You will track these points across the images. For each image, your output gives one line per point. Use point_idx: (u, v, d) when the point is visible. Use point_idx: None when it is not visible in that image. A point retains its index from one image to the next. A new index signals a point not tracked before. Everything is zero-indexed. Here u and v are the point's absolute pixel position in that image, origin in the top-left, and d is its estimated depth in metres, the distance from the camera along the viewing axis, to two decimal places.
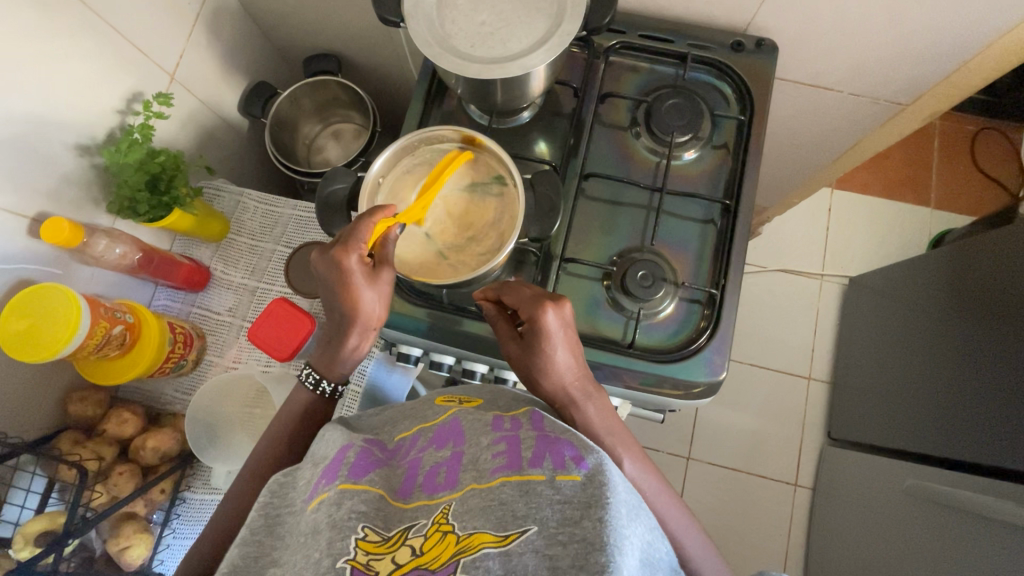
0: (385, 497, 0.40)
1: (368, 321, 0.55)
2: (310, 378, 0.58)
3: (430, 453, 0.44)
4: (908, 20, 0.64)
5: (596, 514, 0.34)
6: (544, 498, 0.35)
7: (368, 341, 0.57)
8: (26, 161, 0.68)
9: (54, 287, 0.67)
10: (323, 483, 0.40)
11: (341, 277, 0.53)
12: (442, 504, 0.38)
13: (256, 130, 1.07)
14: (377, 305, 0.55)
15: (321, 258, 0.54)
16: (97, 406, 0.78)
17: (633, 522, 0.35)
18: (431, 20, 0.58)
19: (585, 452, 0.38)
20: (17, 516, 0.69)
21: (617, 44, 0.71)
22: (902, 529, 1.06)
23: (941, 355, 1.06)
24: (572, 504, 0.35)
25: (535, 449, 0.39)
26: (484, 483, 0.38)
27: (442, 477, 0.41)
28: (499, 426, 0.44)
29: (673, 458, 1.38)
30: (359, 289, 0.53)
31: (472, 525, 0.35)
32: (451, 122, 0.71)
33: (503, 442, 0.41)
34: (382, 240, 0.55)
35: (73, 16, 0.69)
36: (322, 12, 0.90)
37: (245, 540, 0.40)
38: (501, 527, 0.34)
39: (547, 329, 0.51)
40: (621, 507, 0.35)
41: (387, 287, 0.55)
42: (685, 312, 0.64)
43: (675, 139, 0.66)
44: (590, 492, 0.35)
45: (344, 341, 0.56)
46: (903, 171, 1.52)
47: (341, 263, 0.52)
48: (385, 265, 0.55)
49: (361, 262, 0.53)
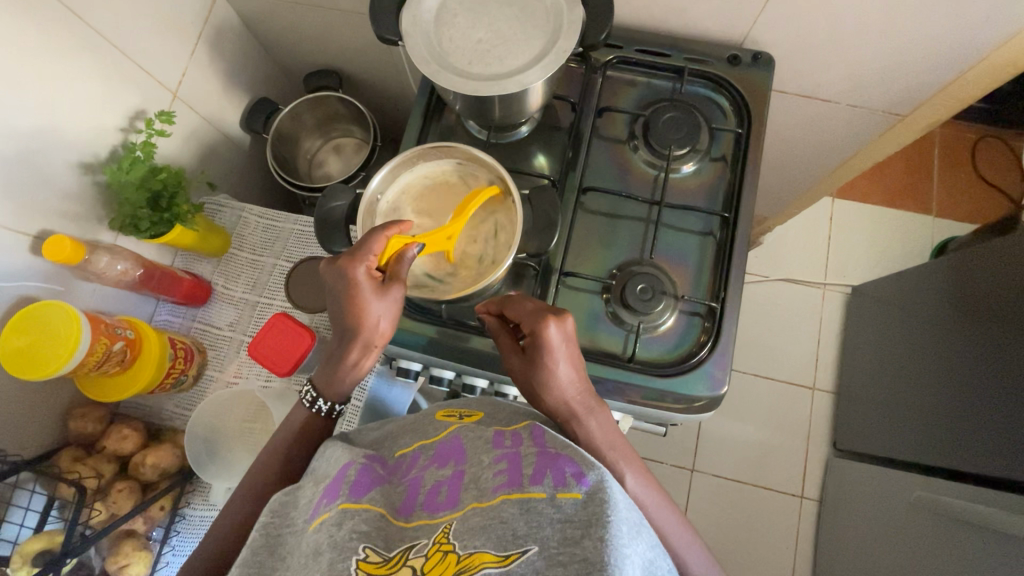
0: (386, 517, 0.40)
1: (373, 338, 0.54)
2: (308, 396, 0.57)
3: (432, 472, 0.44)
4: (904, 31, 0.65)
5: (597, 533, 0.33)
6: (544, 517, 0.35)
7: (370, 359, 0.56)
8: (28, 180, 0.69)
9: (69, 307, 0.67)
10: (324, 503, 0.40)
11: (349, 289, 0.52)
12: (442, 523, 0.38)
13: (258, 146, 1.08)
14: (384, 322, 0.54)
15: (330, 268, 0.53)
16: (98, 422, 0.78)
17: (635, 541, 0.34)
18: (429, 38, 0.59)
19: (586, 469, 0.37)
20: (15, 535, 0.68)
21: (614, 59, 0.72)
22: (911, 542, 1.04)
23: (947, 364, 1.05)
24: (573, 523, 0.34)
25: (536, 466, 0.39)
26: (485, 501, 0.38)
27: (443, 496, 0.41)
28: (499, 443, 0.44)
29: (676, 470, 1.37)
30: (368, 304, 0.52)
31: (473, 544, 0.35)
32: (450, 137, 0.71)
33: (504, 460, 0.41)
34: (399, 256, 0.53)
35: (75, 35, 0.70)
36: (323, 29, 0.91)
37: (245, 561, 0.39)
38: (502, 546, 0.34)
39: (548, 342, 0.51)
40: (623, 525, 0.34)
41: (394, 304, 0.53)
42: (686, 324, 0.64)
43: (673, 152, 0.67)
44: (591, 510, 0.34)
45: (346, 356, 0.55)
46: (903, 180, 1.52)
47: (349, 273, 0.52)
48: (396, 282, 0.53)
49: (369, 274, 0.52)
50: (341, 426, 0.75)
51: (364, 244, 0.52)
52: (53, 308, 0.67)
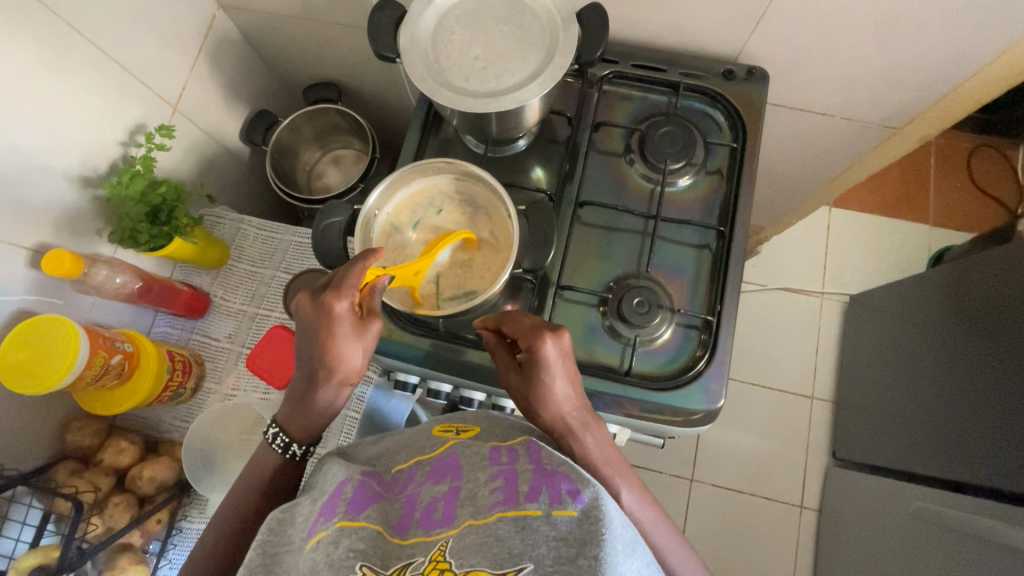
0: (383, 534, 0.40)
1: (347, 375, 0.53)
2: (279, 441, 0.55)
3: (428, 488, 0.44)
4: (895, 46, 0.65)
5: (592, 551, 0.33)
6: (540, 535, 0.35)
7: (342, 396, 0.55)
8: (29, 194, 0.69)
9: (68, 321, 0.68)
10: (321, 521, 0.40)
11: (329, 323, 0.52)
12: (438, 541, 0.38)
13: (257, 158, 1.08)
14: (358, 358, 0.53)
15: (309, 302, 0.53)
16: (95, 435, 0.78)
17: (630, 558, 0.34)
18: (426, 55, 0.59)
19: (581, 486, 0.38)
20: (11, 550, 0.68)
21: (610, 74, 0.73)
22: (911, 552, 1.04)
23: (944, 373, 1.06)
24: (568, 541, 0.34)
25: (532, 483, 0.39)
26: (481, 519, 0.38)
27: (439, 513, 0.40)
28: (496, 460, 0.44)
29: (675, 480, 1.37)
30: (344, 340, 0.52)
31: (469, 563, 0.35)
32: (448, 151, 0.72)
33: (501, 477, 0.41)
34: (371, 289, 0.54)
35: (76, 51, 0.71)
36: (322, 43, 0.92)
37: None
38: (498, 564, 0.34)
39: (547, 358, 0.51)
40: (618, 543, 0.34)
41: (371, 341, 0.53)
42: (683, 337, 0.64)
43: (669, 166, 0.67)
44: (586, 528, 0.35)
45: (318, 392, 0.54)
46: (900, 189, 1.52)
47: (331, 307, 0.51)
48: (372, 317, 0.54)
49: (350, 307, 0.52)
50: (338, 439, 0.74)
51: (345, 277, 0.52)
52: (52, 321, 0.67)
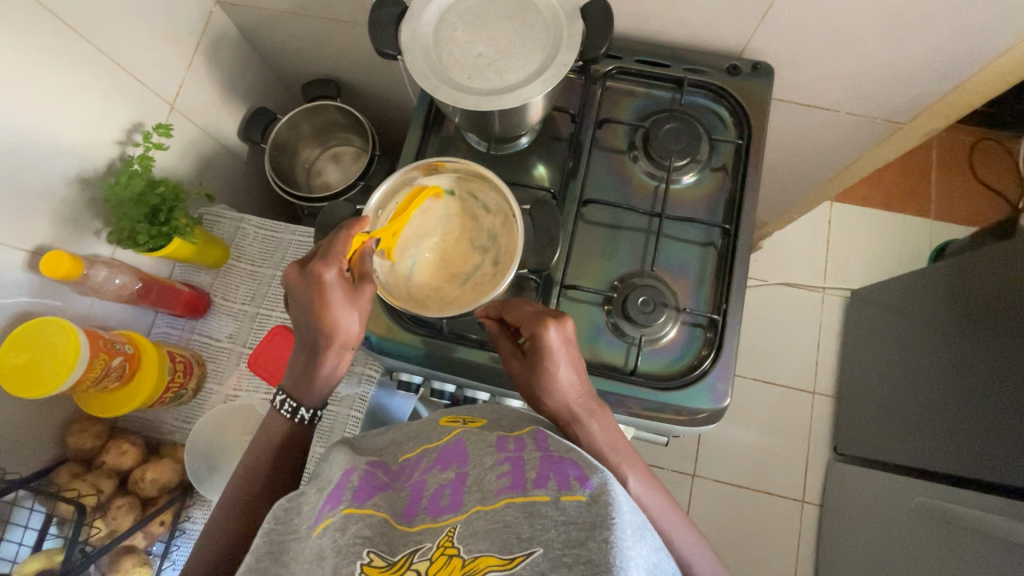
0: (389, 522, 0.39)
1: (346, 339, 0.53)
2: (287, 407, 0.56)
3: (433, 476, 0.43)
4: (903, 41, 0.65)
5: (602, 535, 0.32)
6: (548, 519, 0.34)
7: (346, 361, 0.55)
8: (24, 195, 0.68)
9: (68, 325, 0.67)
10: (327, 508, 0.40)
11: (320, 293, 0.51)
12: (445, 527, 0.38)
13: (256, 156, 1.07)
14: (354, 322, 0.53)
15: (298, 276, 0.52)
16: (96, 437, 0.77)
17: (639, 543, 0.33)
18: (428, 53, 0.59)
19: (589, 472, 0.37)
20: (15, 553, 0.68)
21: (613, 70, 0.72)
22: (914, 547, 1.04)
23: (947, 367, 1.05)
24: (577, 525, 0.33)
25: (539, 470, 0.39)
26: (489, 505, 0.38)
27: (446, 499, 0.40)
28: (503, 446, 0.43)
29: (677, 476, 1.37)
30: (337, 305, 0.51)
31: (478, 548, 0.34)
32: (449, 148, 0.71)
33: (507, 463, 0.41)
34: (360, 255, 0.53)
35: (71, 50, 0.70)
36: (321, 39, 0.91)
37: (249, 567, 0.38)
38: (506, 549, 0.34)
39: (548, 346, 0.51)
40: (627, 528, 0.33)
41: (365, 304, 0.53)
42: (688, 336, 0.64)
43: (674, 163, 0.67)
44: (595, 512, 0.34)
45: (320, 362, 0.54)
46: (903, 183, 1.52)
47: (319, 277, 0.50)
48: (365, 280, 0.53)
49: (340, 275, 0.51)
50: (343, 433, 0.75)
51: (331, 246, 0.51)
52: (51, 322, 0.67)
